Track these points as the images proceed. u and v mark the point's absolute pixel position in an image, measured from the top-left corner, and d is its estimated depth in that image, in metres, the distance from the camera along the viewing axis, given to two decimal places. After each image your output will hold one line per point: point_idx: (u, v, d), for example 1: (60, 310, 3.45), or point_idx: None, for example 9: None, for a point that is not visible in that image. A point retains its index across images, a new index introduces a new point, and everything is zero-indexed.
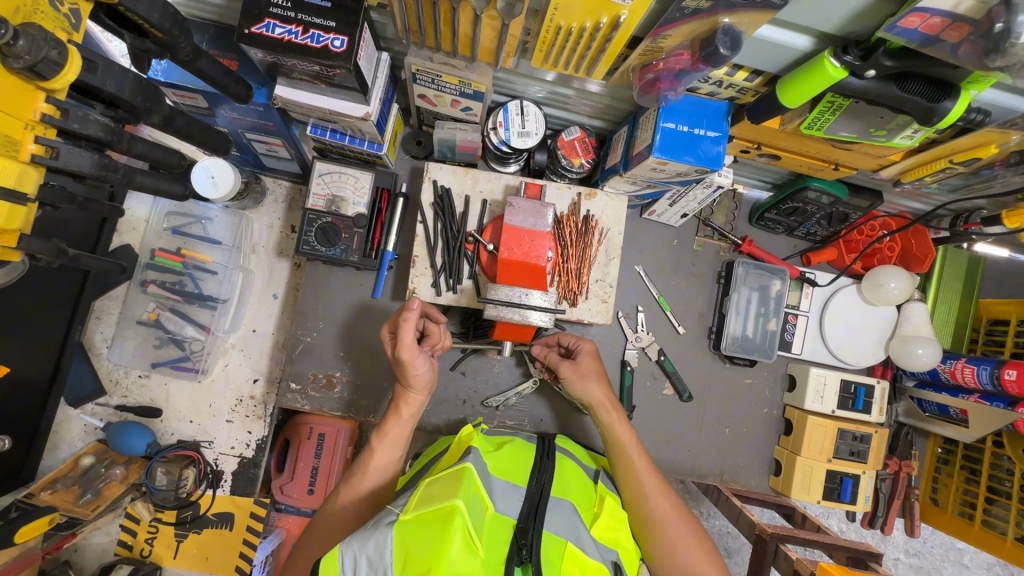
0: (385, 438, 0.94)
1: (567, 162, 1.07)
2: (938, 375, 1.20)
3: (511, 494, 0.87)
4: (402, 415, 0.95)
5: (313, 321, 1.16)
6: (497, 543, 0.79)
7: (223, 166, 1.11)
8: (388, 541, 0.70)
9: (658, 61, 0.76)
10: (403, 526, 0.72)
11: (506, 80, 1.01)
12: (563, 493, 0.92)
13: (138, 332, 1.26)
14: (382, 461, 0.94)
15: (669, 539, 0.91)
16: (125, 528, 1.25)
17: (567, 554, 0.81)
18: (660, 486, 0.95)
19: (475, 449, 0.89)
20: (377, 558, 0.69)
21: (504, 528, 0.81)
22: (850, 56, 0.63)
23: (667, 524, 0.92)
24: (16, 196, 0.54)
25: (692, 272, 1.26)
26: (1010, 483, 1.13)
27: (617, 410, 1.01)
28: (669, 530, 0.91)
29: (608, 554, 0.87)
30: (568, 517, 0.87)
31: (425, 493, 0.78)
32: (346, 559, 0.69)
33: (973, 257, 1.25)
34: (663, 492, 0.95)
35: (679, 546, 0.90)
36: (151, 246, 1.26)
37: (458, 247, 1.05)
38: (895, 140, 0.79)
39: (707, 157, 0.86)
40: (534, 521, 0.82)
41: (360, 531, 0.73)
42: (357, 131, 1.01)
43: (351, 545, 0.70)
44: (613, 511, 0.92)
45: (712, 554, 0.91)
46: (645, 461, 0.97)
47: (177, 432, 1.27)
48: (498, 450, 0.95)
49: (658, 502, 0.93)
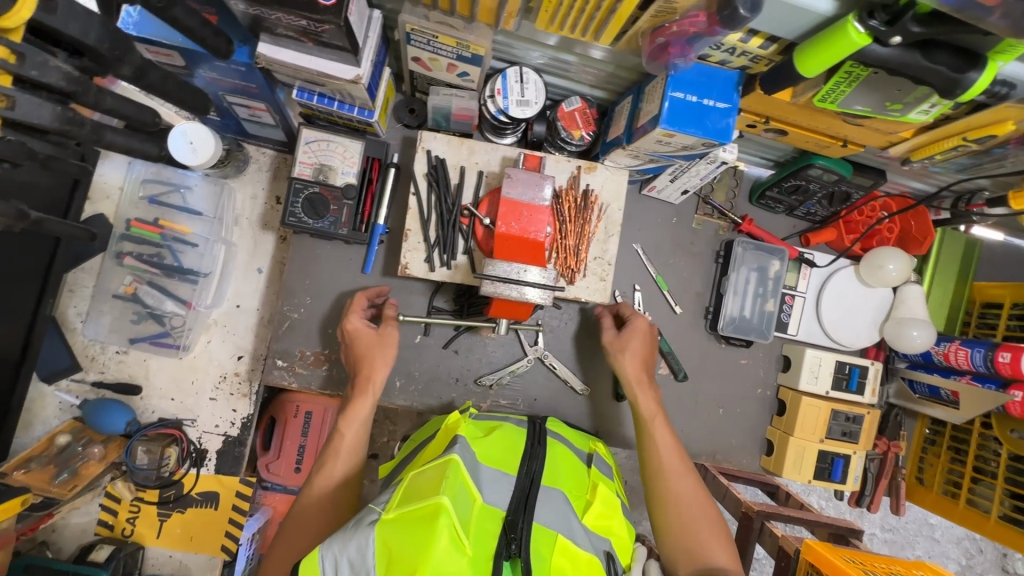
0: (354, 419, 0.92)
1: (567, 134, 1.03)
2: (931, 357, 1.20)
3: (500, 484, 0.84)
4: (367, 391, 0.94)
5: (300, 297, 1.12)
6: (484, 540, 0.76)
7: (202, 131, 1.05)
8: (370, 542, 0.68)
9: (671, 23, 0.72)
10: (385, 525, 0.70)
11: (505, 44, 0.95)
12: (554, 482, 0.89)
13: (114, 307, 1.20)
14: (355, 439, 0.92)
15: (687, 520, 0.90)
16: (105, 508, 1.21)
17: (558, 545, 0.79)
18: (685, 468, 0.95)
19: (461, 439, 0.86)
20: (360, 560, 0.67)
21: (492, 520, 0.79)
22: (875, 21, 0.60)
23: (687, 500, 0.92)
24: None
25: (691, 251, 1.24)
26: (996, 463, 1.14)
27: (649, 388, 1.02)
28: (689, 510, 0.91)
29: (600, 544, 0.86)
30: (559, 507, 0.85)
31: (407, 491, 0.75)
32: (327, 561, 0.67)
33: (970, 241, 1.25)
34: (687, 479, 0.94)
35: (698, 530, 0.89)
36: (126, 216, 1.20)
37: (453, 221, 1.00)
38: (910, 115, 0.77)
39: (714, 130, 0.83)
40: (523, 513, 0.80)
41: (342, 531, 0.71)
42: (346, 95, 0.96)
43: (332, 546, 0.69)
44: (606, 499, 0.90)
45: (729, 542, 0.89)
46: (669, 440, 0.98)
47: (158, 410, 1.22)
48: (488, 436, 0.92)
49: (676, 482, 0.93)
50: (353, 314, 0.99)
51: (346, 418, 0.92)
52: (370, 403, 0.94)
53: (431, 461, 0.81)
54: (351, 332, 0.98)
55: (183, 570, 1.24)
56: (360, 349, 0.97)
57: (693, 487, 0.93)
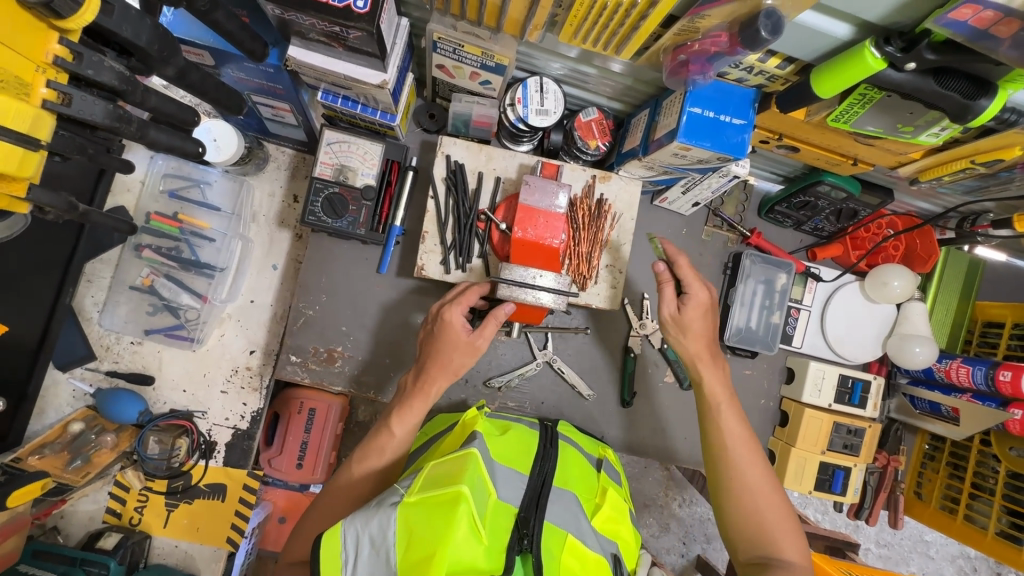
0: (406, 423, 0.92)
1: (583, 144, 1.05)
2: (932, 374, 1.22)
3: (513, 481, 0.87)
4: (429, 396, 0.92)
5: (315, 294, 1.14)
6: (498, 533, 0.78)
7: (226, 130, 1.08)
8: (391, 522, 0.70)
9: (693, 42, 0.75)
10: (407, 506, 0.72)
11: (527, 54, 0.98)
12: (566, 483, 0.92)
13: (131, 298, 1.22)
14: (399, 443, 0.92)
15: (756, 506, 0.89)
16: (114, 496, 1.22)
17: (567, 545, 0.81)
18: (754, 455, 0.94)
19: (479, 436, 0.88)
20: (380, 538, 0.70)
21: (505, 515, 0.81)
22: (891, 47, 0.63)
23: (757, 487, 0.91)
24: (27, 140, 0.53)
25: (698, 261, 1.26)
26: (994, 480, 1.17)
27: (716, 366, 1.00)
28: (760, 499, 0.90)
29: (608, 546, 0.88)
30: (569, 508, 0.88)
31: (429, 476, 0.77)
32: (349, 534, 0.70)
33: (974, 261, 1.27)
34: (758, 468, 0.92)
35: (768, 515, 0.89)
36: (146, 209, 1.21)
37: (469, 225, 1.02)
38: (920, 137, 0.79)
39: (729, 144, 0.85)
40: (535, 511, 0.82)
41: (365, 508, 0.73)
42: (370, 99, 0.98)
43: (354, 522, 0.71)
44: (615, 503, 0.94)
45: (799, 534, 0.89)
46: (738, 426, 0.95)
47: (170, 401, 1.24)
48: (502, 435, 0.95)
49: (745, 468, 0.92)
50: (455, 306, 0.93)
51: (399, 419, 0.92)
52: (423, 407, 0.93)
53: (451, 453, 0.84)
54: (444, 321, 0.93)
55: (188, 561, 1.25)
56: (444, 345, 0.92)
57: (765, 476, 0.92)
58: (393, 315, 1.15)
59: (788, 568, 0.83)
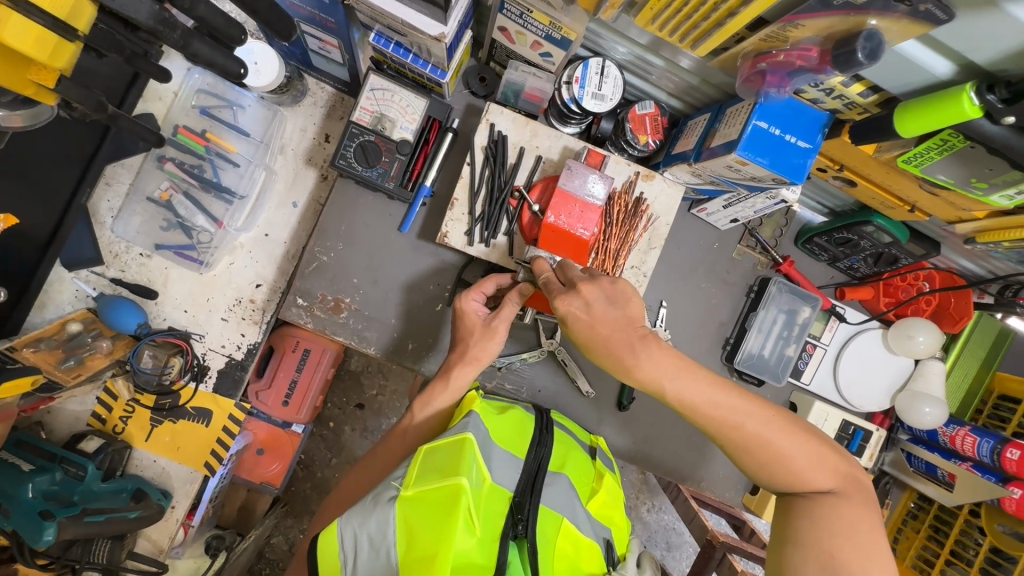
0: (429, 407, 0.95)
1: (632, 137, 1.00)
2: (936, 436, 1.18)
3: (507, 465, 0.88)
4: (451, 385, 0.95)
5: (332, 241, 1.11)
6: (492, 518, 0.82)
7: (268, 53, 1.05)
8: (390, 520, 0.73)
9: (778, 52, 0.69)
10: (405, 503, 0.74)
11: (594, 32, 0.92)
12: (561, 467, 0.94)
13: (146, 210, 1.19)
14: (427, 425, 0.96)
15: (772, 459, 0.79)
16: (101, 402, 1.23)
17: (562, 529, 0.86)
18: (748, 406, 0.80)
19: (476, 416, 0.88)
20: (379, 537, 0.72)
21: (500, 501, 0.84)
22: (992, 96, 0.59)
23: (765, 439, 0.79)
24: (64, 28, 0.55)
25: (724, 279, 1.22)
26: (975, 552, 1.16)
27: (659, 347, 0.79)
28: (775, 448, 0.79)
29: (601, 531, 0.92)
30: (564, 493, 0.90)
31: (425, 462, 0.79)
32: (346, 533, 0.72)
33: (1004, 331, 1.23)
34: (762, 415, 0.80)
35: (789, 460, 0.79)
36: (175, 122, 1.17)
37: (501, 200, 0.99)
38: (991, 197, 0.76)
39: (788, 166, 0.80)
40: (530, 496, 0.85)
41: (361, 505, 0.75)
42: (424, 50, 0.94)
43: (350, 521, 0.73)
44: (609, 490, 0.97)
45: (827, 459, 0.80)
46: (722, 395, 0.80)
47: (170, 318, 1.22)
48: (500, 416, 0.94)
49: (745, 421, 0.79)
50: (470, 294, 0.95)
51: (421, 406, 0.96)
52: (449, 399, 0.96)
53: (445, 436, 0.84)
54: (460, 311, 0.95)
55: (164, 477, 1.26)
56: (464, 332, 0.95)
57: (770, 423, 0.80)
58: (406, 276, 1.13)
59: (822, 505, 0.77)
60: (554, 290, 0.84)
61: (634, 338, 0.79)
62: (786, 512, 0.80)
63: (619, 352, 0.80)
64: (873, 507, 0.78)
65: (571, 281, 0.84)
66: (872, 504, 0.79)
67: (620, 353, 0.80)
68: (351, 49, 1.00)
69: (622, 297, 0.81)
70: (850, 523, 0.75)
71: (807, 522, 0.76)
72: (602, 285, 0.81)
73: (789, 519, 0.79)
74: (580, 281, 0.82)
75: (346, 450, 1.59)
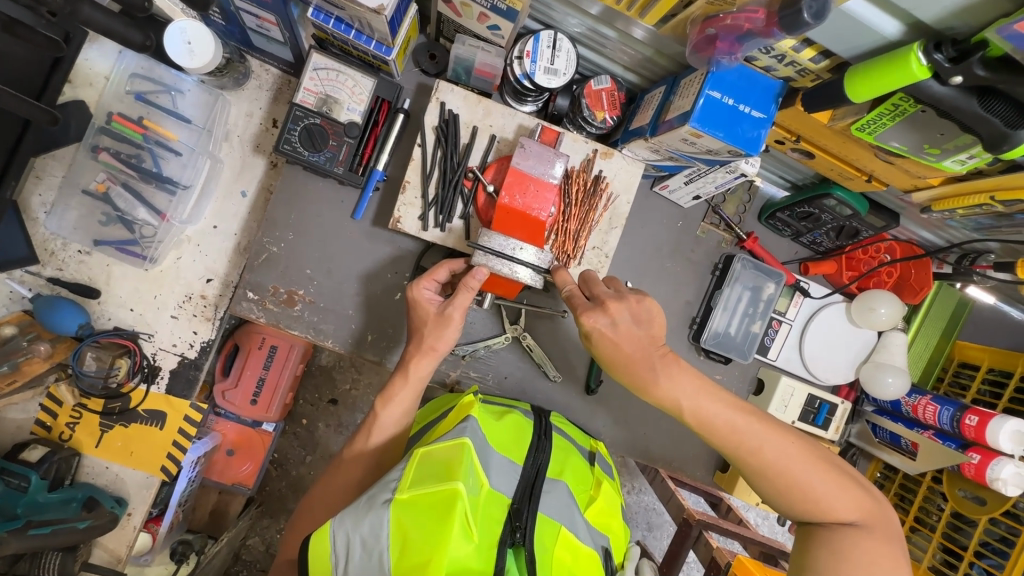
0: (389, 402, 0.92)
1: (590, 113, 0.97)
2: (899, 406, 1.20)
3: (506, 470, 0.88)
4: (410, 378, 0.92)
5: (282, 232, 1.06)
6: (489, 523, 0.80)
7: (203, 33, 0.97)
8: (383, 523, 0.70)
9: (726, 15, 0.67)
10: (400, 506, 0.71)
11: (544, 4, 0.89)
12: (560, 473, 0.94)
13: (82, 204, 1.10)
14: (386, 418, 0.93)
15: (788, 486, 0.79)
16: (45, 408, 1.17)
17: (560, 538, 0.85)
18: (767, 432, 0.80)
19: (473, 421, 0.86)
20: (373, 541, 0.69)
21: (496, 505, 0.82)
22: (940, 55, 0.57)
23: (786, 467, 0.79)
24: None
25: (689, 257, 1.21)
26: (937, 517, 1.18)
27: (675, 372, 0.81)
28: (793, 475, 0.79)
29: (599, 539, 0.92)
30: (564, 501, 0.90)
31: (420, 467, 0.76)
32: (339, 535, 0.69)
33: (963, 299, 1.25)
34: (779, 441, 0.80)
35: (808, 487, 0.79)
36: (109, 108, 1.09)
37: (455, 181, 0.96)
38: (945, 163, 0.75)
39: (743, 138, 0.78)
40: (528, 503, 0.84)
41: (354, 506, 0.72)
42: (365, 25, 0.89)
43: (344, 522, 0.70)
44: (607, 497, 0.98)
45: (851, 489, 0.80)
46: (730, 415, 0.81)
47: (115, 318, 1.16)
48: (499, 421, 0.94)
49: (763, 447, 0.80)
50: (423, 281, 0.92)
51: (382, 401, 0.92)
52: (410, 392, 0.93)
53: (443, 439, 0.83)
54: (413, 300, 0.92)
55: (118, 484, 1.21)
56: (417, 322, 0.92)
57: (794, 454, 0.80)
58: (362, 265, 1.09)
59: (843, 536, 0.77)
60: (581, 306, 0.83)
61: (656, 358, 0.81)
62: (806, 538, 0.80)
63: (641, 373, 0.82)
64: (894, 540, 0.78)
65: (597, 297, 0.83)
66: (893, 536, 0.79)
67: (642, 373, 0.82)
68: (291, 24, 0.94)
69: (647, 316, 0.82)
70: (869, 558, 0.76)
71: (825, 553, 0.77)
72: (630, 305, 0.81)
73: (808, 546, 0.79)
74: (608, 299, 0.82)
75: (321, 446, 1.55)
